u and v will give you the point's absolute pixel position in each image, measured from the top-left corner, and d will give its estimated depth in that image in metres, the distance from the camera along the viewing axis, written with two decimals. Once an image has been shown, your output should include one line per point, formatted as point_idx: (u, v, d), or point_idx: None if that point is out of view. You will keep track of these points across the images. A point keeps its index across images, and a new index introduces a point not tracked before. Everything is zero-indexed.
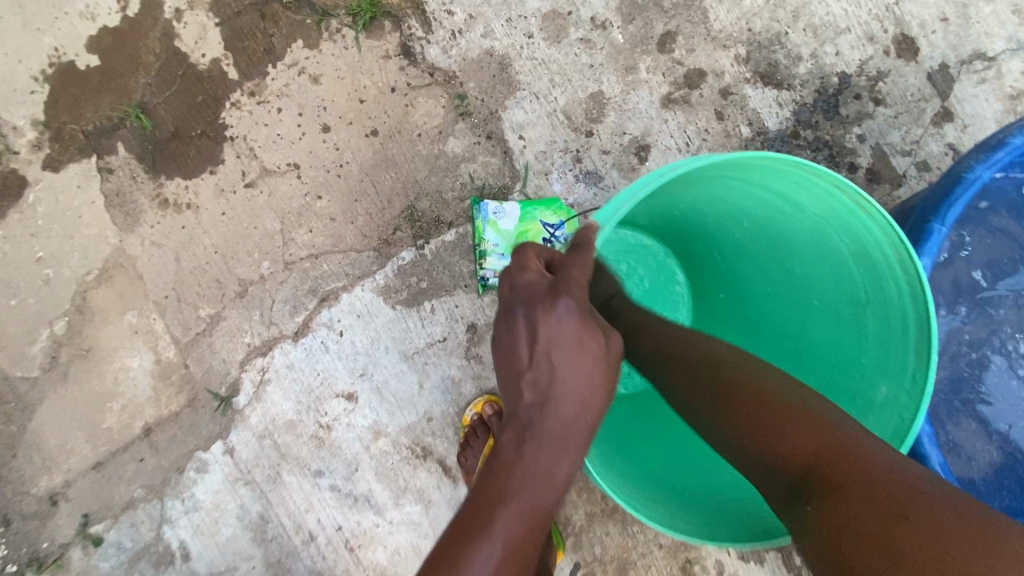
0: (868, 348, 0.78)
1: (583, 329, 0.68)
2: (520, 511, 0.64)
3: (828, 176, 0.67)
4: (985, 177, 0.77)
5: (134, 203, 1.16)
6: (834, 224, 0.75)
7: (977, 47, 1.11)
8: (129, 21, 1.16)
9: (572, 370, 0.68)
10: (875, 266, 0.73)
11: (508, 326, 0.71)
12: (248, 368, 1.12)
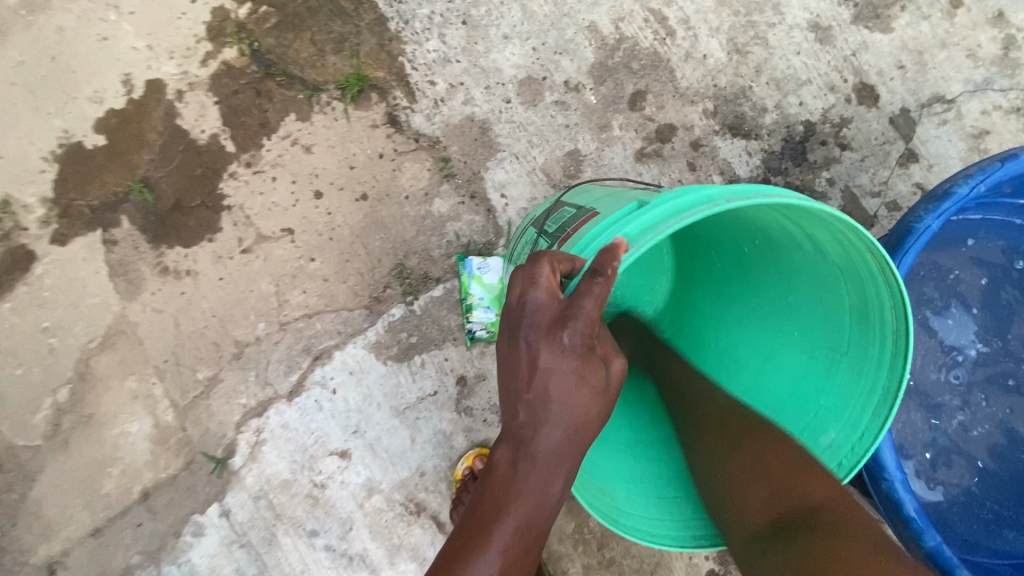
0: (829, 394, 0.79)
1: (585, 364, 0.65)
2: (514, 531, 0.65)
3: (872, 243, 0.65)
4: (935, 226, 0.79)
5: (136, 272, 1.22)
6: (848, 268, 0.74)
7: (936, 91, 1.16)
8: (134, 103, 1.25)
9: (569, 401, 0.65)
10: (868, 324, 0.75)
11: (512, 344, 0.66)
12: (244, 430, 1.14)
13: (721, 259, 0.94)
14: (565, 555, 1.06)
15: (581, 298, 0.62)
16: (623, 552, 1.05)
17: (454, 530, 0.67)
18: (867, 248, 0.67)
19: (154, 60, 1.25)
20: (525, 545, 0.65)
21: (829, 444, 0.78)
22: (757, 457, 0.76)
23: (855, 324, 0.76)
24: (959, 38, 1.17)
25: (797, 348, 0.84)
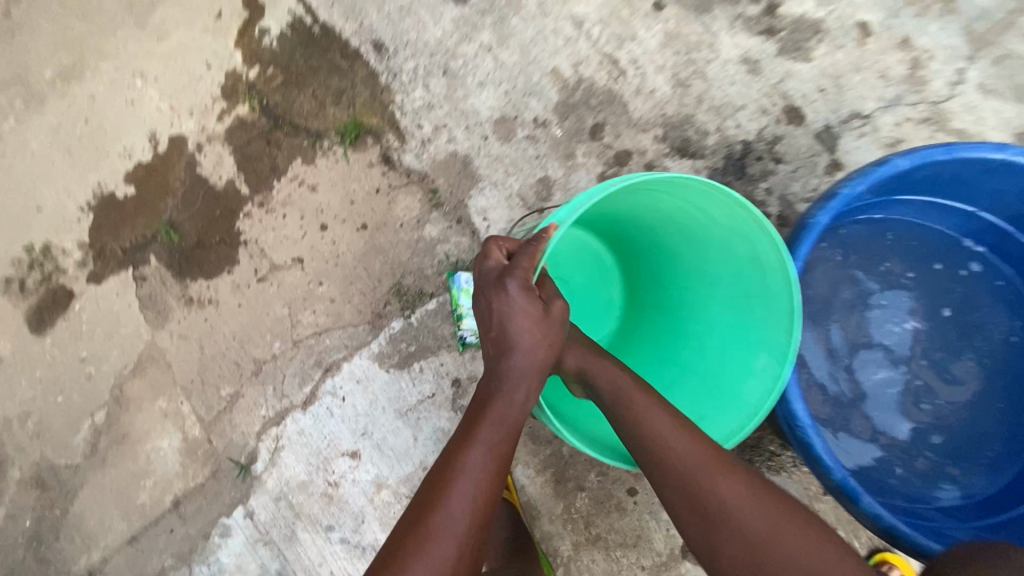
0: (754, 329, 0.96)
1: (527, 299, 0.83)
2: (494, 431, 0.81)
3: (733, 198, 0.83)
4: (824, 222, 0.93)
5: (163, 303, 1.37)
6: (735, 226, 0.91)
7: (853, 108, 1.31)
8: (159, 156, 1.43)
9: (520, 330, 0.84)
10: (763, 265, 0.91)
11: (479, 302, 0.87)
12: (264, 438, 1.27)
13: (654, 248, 1.14)
14: (556, 533, 1.18)
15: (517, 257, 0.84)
16: (608, 527, 1.17)
17: (444, 450, 0.82)
18: (735, 203, 0.85)
19: (176, 119, 1.44)
20: (500, 448, 0.80)
21: (762, 368, 0.93)
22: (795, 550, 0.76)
23: (755, 268, 0.93)
24: (871, 63, 1.31)
25: (726, 300, 1.02)
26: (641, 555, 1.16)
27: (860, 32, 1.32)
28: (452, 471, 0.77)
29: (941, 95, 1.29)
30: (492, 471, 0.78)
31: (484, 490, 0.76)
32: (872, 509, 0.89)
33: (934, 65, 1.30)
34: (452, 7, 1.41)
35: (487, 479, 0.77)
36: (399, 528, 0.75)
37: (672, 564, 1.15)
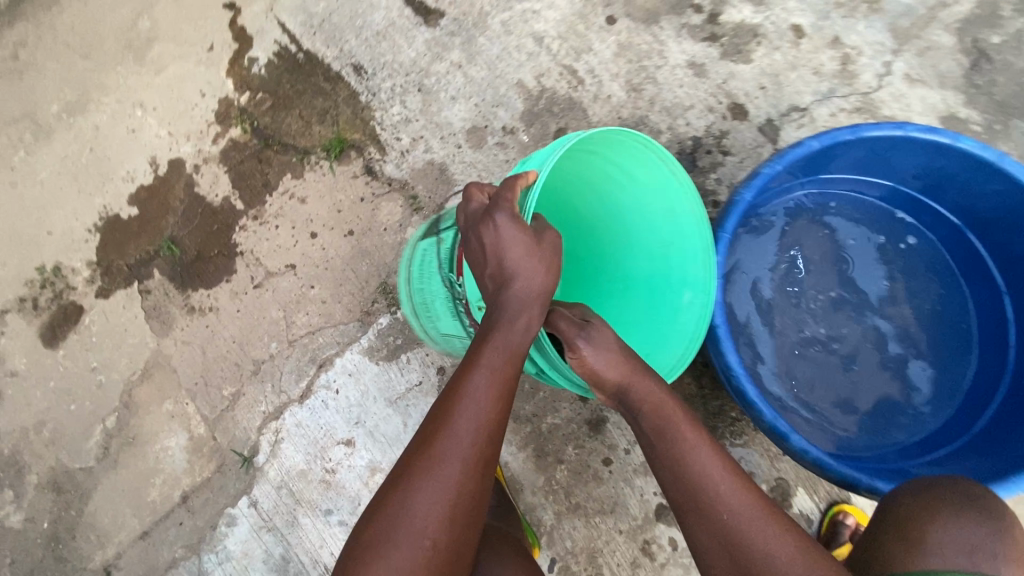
0: (674, 273, 1.10)
1: (519, 230, 0.88)
2: (497, 356, 0.87)
3: (659, 150, 0.99)
4: (747, 200, 1.02)
5: (167, 313, 1.48)
6: (650, 185, 1.07)
7: (792, 102, 1.43)
8: (160, 178, 1.55)
9: (520, 260, 0.89)
10: (676, 216, 1.08)
11: (472, 242, 0.93)
12: (265, 431, 1.37)
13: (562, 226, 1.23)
14: (538, 504, 1.26)
15: (504, 193, 0.90)
16: (586, 495, 1.26)
17: (451, 377, 0.87)
18: (658, 157, 1.01)
19: (174, 144, 1.56)
20: (505, 363, 0.87)
21: (689, 302, 1.07)
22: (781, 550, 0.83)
23: (669, 220, 1.09)
24: (806, 61, 1.43)
25: (643, 256, 1.14)
26: (618, 520, 1.25)
27: (795, 33, 1.45)
28: (464, 383, 0.85)
29: (871, 86, 1.40)
30: (494, 397, 0.85)
31: (486, 416, 0.83)
32: (800, 447, 0.97)
33: (863, 59, 1.42)
34: (424, 30, 1.55)
35: (494, 392, 0.84)
36: (406, 454, 0.84)
37: (647, 526, 1.24)
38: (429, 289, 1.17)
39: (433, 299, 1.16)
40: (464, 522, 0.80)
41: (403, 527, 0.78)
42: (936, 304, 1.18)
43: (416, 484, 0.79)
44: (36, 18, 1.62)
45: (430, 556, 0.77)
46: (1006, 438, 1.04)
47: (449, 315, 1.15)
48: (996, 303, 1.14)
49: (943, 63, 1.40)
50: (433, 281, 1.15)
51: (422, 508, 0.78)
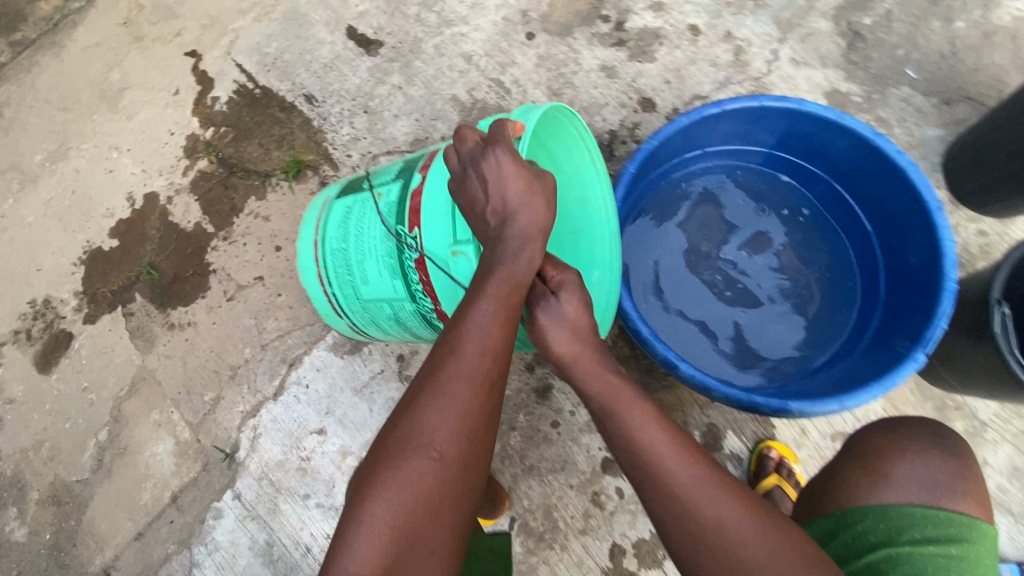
0: (583, 255, 1.14)
1: (516, 164, 0.94)
2: (503, 287, 0.91)
3: (587, 133, 1.08)
4: (630, 171, 1.14)
5: (150, 332, 1.61)
6: (573, 172, 1.14)
7: (694, 91, 1.59)
8: (137, 211, 1.70)
9: (520, 193, 0.94)
10: (588, 204, 1.13)
11: (470, 178, 0.97)
12: (244, 429, 1.49)
13: None
14: (496, 469, 1.38)
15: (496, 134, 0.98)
16: (538, 457, 1.38)
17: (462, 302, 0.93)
18: (585, 143, 1.10)
19: (148, 180, 1.72)
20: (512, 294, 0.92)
21: (597, 281, 1.11)
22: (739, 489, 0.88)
23: (582, 208, 1.14)
24: (704, 55, 1.61)
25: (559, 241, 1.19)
26: (569, 476, 1.37)
27: (691, 32, 1.63)
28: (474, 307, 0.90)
29: (761, 71, 1.57)
30: (499, 324, 0.90)
31: (491, 340, 0.89)
32: (689, 374, 1.01)
33: (753, 49, 1.59)
34: (366, 59, 1.74)
35: (499, 318, 0.90)
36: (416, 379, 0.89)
37: (595, 479, 1.36)
38: (361, 241, 1.16)
39: (365, 252, 1.15)
40: (470, 438, 0.84)
41: (411, 439, 0.83)
42: (822, 258, 1.32)
43: (422, 402, 0.85)
44: (18, 79, 1.80)
45: (433, 464, 0.81)
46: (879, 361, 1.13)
47: (377, 268, 1.14)
48: (866, 247, 1.28)
49: (824, 45, 1.56)
50: (370, 232, 1.14)
51: (430, 422, 0.83)
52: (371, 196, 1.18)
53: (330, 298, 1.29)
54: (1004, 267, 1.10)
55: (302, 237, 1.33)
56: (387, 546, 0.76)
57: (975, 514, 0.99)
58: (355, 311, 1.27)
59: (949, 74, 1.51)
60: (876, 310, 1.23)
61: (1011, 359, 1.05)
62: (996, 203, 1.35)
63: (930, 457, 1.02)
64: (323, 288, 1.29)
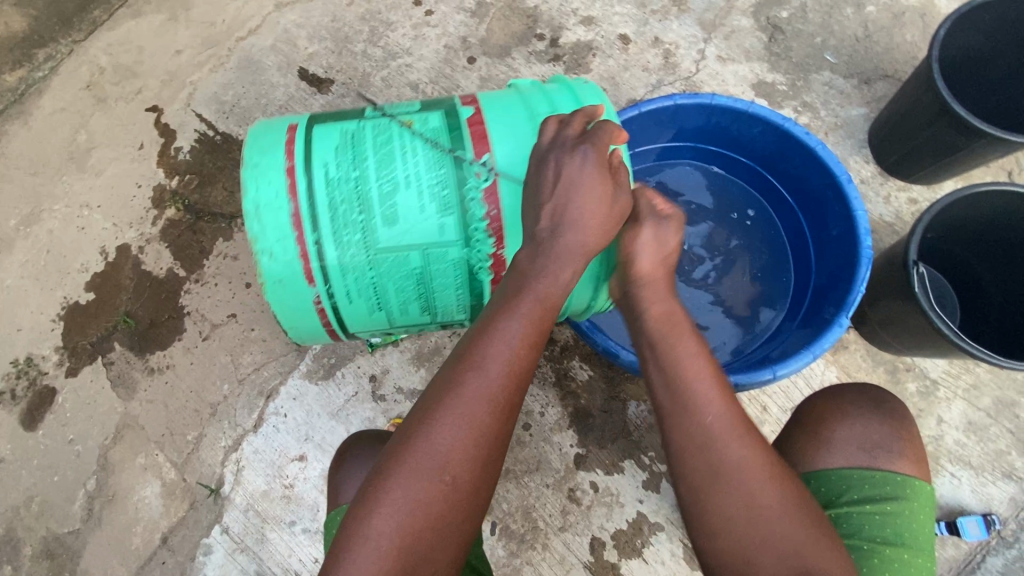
0: None
1: (599, 171, 0.95)
2: (534, 306, 0.91)
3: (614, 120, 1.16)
4: None
5: (131, 378, 1.66)
6: None
7: (630, 95, 1.67)
8: (111, 263, 1.76)
9: (586, 203, 0.94)
10: None
11: (546, 164, 0.97)
12: (227, 463, 1.53)
13: None
14: None
15: (597, 134, 0.99)
16: (513, 460, 1.42)
17: (481, 318, 0.92)
18: None
19: (120, 233, 1.78)
20: (540, 315, 0.91)
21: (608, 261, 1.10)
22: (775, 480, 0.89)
23: None
24: (636, 61, 1.69)
25: None
26: (544, 476, 1.40)
27: (622, 41, 1.72)
28: (495, 329, 0.89)
29: (691, 71, 1.66)
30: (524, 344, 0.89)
31: (510, 365, 0.87)
32: (627, 360, 1.20)
33: (681, 51, 1.68)
34: (319, 97, 1.83)
35: (524, 339, 0.89)
36: (434, 388, 0.88)
37: (570, 476, 1.40)
38: (394, 169, 1.02)
39: (401, 181, 1.02)
40: (482, 460, 0.85)
41: (420, 457, 0.84)
42: (757, 239, 1.40)
43: (435, 419, 0.85)
44: None
45: (447, 488, 0.83)
46: (812, 324, 1.19)
47: (416, 203, 1.02)
48: (793, 220, 1.34)
49: (746, 41, 1.65)
50: (411, 157, 1.03)
51: (443, 441, 0.83)
52: (395, 124, 1.06)
53: (308, 253, 1.03)
54: (916, 229, 1.16)
55: (254, 171, 1.03)
56: (395, 565, 0.80)
57: (912, 474, 1.04)
58: (350, 269, 1.04)
59: (865, 56, 1.60)
60: (808, 283, 1.30)
61: (933, 315, 1.11)
62: (919, 171, 1.42)
63: (869, 420, 1.06)
64: (298, 238, 1.02)
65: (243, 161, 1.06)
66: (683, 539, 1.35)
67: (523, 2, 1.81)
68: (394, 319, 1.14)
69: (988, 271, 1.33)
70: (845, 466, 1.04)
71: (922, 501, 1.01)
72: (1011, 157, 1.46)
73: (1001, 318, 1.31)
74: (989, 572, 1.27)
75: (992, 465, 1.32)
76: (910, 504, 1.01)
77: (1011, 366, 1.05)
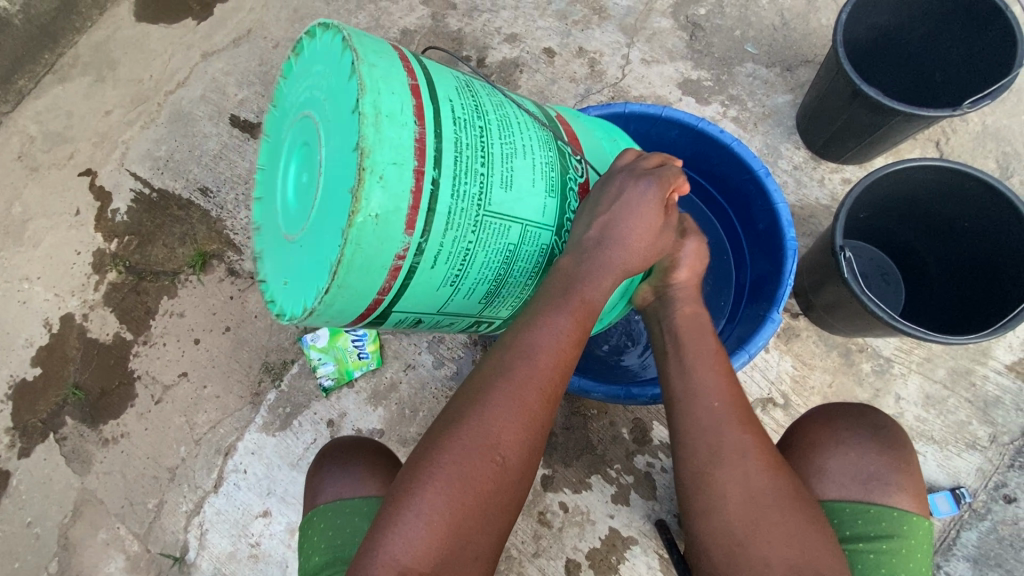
0: None
1: (658, 205, 0.92)
2: (581, 307, 0.87)
3: None
4: None
5: (85, 452, 1.60)
6: None
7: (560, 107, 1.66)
8: (55, 334, 1.70)
9: (633, 228, 0.90)
10: None
11: (610, 184, 0.92)
12: (191, 528, 1.50)
13: None
14: None
15: (667, 170, 0.96)
16: None
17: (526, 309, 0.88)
18: None
19: (61, 302, 1.73)
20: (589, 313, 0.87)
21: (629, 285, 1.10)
22: (777, 466, 0.92)
23: None
24: (563, 73, 1.69)
25: None
26: None
27: (547, 55, 1.72)
28: (540, 323, 0.85)
29: (617, 77, 1.66)
30: (569, 341, 0.85)
31: (563, 352, 0.84)
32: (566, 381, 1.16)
33: (606, 58, 1.68)
34: (253, 143, 1.81)
35: (572, 333, 0.85)
36: (489, 364, 0.84)
37: (537, 499, 1.37)
38: (512, 135, 0.87)
39: (520, 150, 0.87)
40: (525, 455, 0.80)
41: (466, 447, 0.77)
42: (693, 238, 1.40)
43: (491, 397, 0.80)
44: None
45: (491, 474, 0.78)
46: (750, 320, 1.20)
47: (531, 176, 0.88)
48: (727, 220, 1.35)
49: (669, 41, 1.66)
50: (526, 130, 0.90)
51: (487, 434, 0.78)
52: (502, 96, 0.94)
53: (421, 190, 0.77)
54: (840, 214, 1.16)
55: (377, 74, 0.76)
56: (433, 548, 0.75)
57: (912, 508, 1.02)
58: (454, 223, 0.81)
59: (785, 44, 1.62)
60: (745, 277, 1.32)
61: (864, 300, 1.12)
62: (848, 151, 1.43)
63: (868, 450, 1.05)
64: (417, 169, 0.76)
65: (358, 56, 0.76)
66: (658, 550, 1.33)
67: (446, 26, 1.81)
68: (449, 303, 0.90)
69: (925, 245, 1.34)
70: (841, 500, 1.04)
71: (919, 538, 1.00)
72: (936, 127, 1.48)
73: (943, 291, 1.31)
74: (964, 547, 1.26)
75: (955, 437, 1.31)
76: (906, 541, 0.99)
77: (946, 341, 1.06)
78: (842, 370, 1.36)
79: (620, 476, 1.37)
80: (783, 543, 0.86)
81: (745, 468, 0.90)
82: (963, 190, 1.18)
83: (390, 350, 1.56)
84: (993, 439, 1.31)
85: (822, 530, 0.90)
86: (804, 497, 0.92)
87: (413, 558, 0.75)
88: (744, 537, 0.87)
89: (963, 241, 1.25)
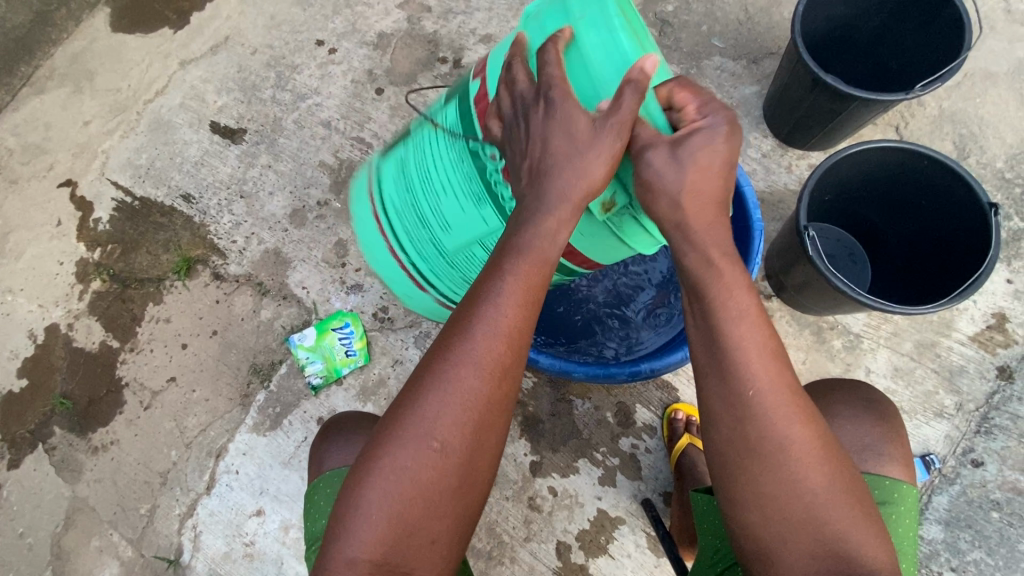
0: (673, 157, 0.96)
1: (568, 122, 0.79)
2: (525, 265, 0.82)
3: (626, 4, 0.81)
4: None
5: (75, 461, 1.60)
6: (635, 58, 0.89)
7: None
8: (40, 345, 1.70)
9: (556, 157, 0.80)
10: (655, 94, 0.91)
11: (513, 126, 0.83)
12: (185, 530, 1.52)
13: None
14: None
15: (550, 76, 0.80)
16: None
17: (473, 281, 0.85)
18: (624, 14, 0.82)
19: (46, 312, 1.72)
20: (533, 273, 0.82)
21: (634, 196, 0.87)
22: (822, 458, 0.79)
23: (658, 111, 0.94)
24: None
25: None
26: (503, 489, 1.41)
27: None
28: (481, 296, 0.82)
29: None
30: (512, 307, 0.81)
31: (507, 326, 0.81)
32: (548, 364, 1.21)
33: None
34: (234, 148, 1.83)
35: (514, 298, 0.81)
36: (428, 350, 0.83)
37: (527, 486, 1.40)
38: (431, 180, 0.97)
39: (440, 192, 0.96)
40: (473, 431, 0.79)
41: (409, 433, 0.79)
42: None
43: (434, 381, 0.80)
44: None
45: (438, 457, 0.78)
46: None
47: (457, 204, 0.96)
48: None
49: None
50: (445, 150, 0.95)
51: (430, 417, 0.79)
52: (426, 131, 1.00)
53: (408, 269, 1.14)
54: (803, 195, 1.21)
55: (356, 221, 1.20)
56: (390, 534, 0.78)
57: (902, 477, 1.05)
58: (440, 273, 1.10)
59: (749, 37, 1.67)
60: None
61: (829, 276, 1.17)
62: (812, 138, 1.49)
63: (859, 422, 1.07)
64: (398, 262, 1.14)
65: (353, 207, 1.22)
66: (645, 528, 1.37)
67: (422, 28, 1.85)
68: None
69: (888, 225, 1.40)
70: None
71: (909, 505, 1.02)
72: (894, 113, 1.55)
73: (909, 267, 1.37)
74: (936, 511, 1.32)
75: (923, 406, 1.37)
76: (896, 507, 1.01)
77: (908, 314, 1.12)
78: (814, 347, 1.42)
79: (607, 458, 1.41)
80: (817, 538, 0.78)
81: (783, 464, 0.78)
82: (918, 169, 1.25)
83: (377, 347, 1.60)
84: (959, 406, 1.37)
85: (867, 525, 0.81)
86: (850, 486, 0.81)
87: (366, 546, 0.78)
88: (772, 533, 0.79)
89: (918, 218, 1.32)
